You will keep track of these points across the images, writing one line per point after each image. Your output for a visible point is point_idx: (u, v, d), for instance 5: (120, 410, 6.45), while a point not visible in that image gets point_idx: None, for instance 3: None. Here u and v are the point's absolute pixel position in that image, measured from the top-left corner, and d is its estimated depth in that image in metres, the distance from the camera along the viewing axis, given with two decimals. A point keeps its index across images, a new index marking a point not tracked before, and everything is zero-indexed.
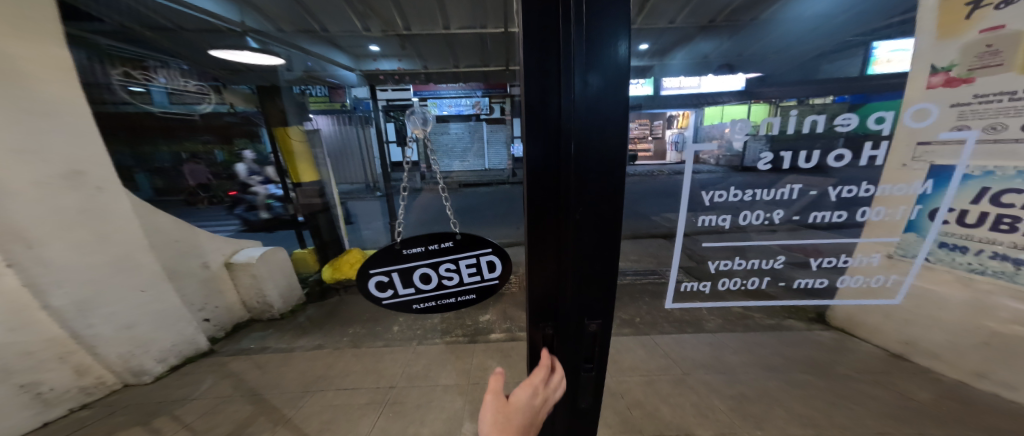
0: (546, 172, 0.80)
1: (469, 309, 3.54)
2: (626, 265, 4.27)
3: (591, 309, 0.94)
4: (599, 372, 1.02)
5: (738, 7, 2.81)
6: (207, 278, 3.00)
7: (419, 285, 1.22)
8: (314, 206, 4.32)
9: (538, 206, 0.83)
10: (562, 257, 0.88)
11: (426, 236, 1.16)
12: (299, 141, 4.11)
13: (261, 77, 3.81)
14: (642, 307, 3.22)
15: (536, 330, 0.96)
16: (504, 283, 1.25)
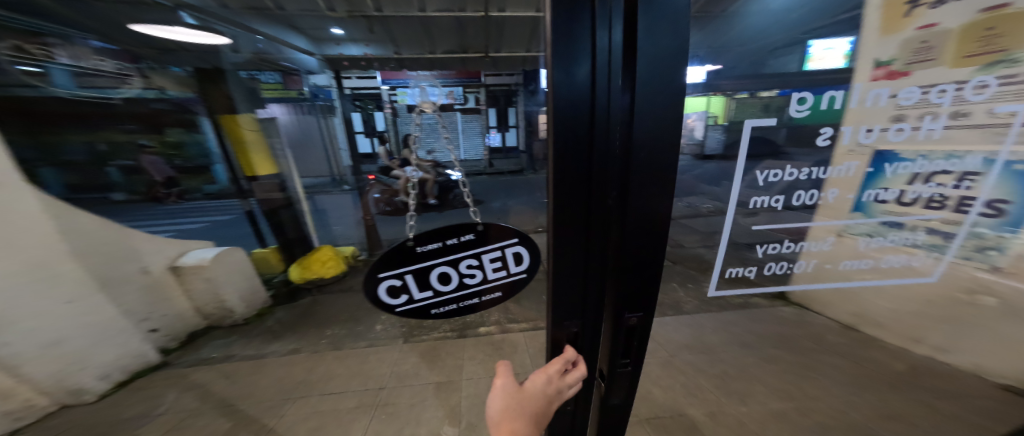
0: (575, 165, 0.78)
1: None
2: None
3: (636, 301, 0.90)
4: (635, 367, 1.03)
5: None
6: (145, 284, 2.55)
7: (439, 286, 1.11)
8: (274, 201, 3.98)
9: (572, 194, 0.81)
10: (589, 253, 0.89)
11: (443, 231, 1.05)
12: (252, 131, 3.74)
13: (198, 57, 3.34)
14: None
15: (560, 330, 0.98)
16: (531, 275, 1.17)
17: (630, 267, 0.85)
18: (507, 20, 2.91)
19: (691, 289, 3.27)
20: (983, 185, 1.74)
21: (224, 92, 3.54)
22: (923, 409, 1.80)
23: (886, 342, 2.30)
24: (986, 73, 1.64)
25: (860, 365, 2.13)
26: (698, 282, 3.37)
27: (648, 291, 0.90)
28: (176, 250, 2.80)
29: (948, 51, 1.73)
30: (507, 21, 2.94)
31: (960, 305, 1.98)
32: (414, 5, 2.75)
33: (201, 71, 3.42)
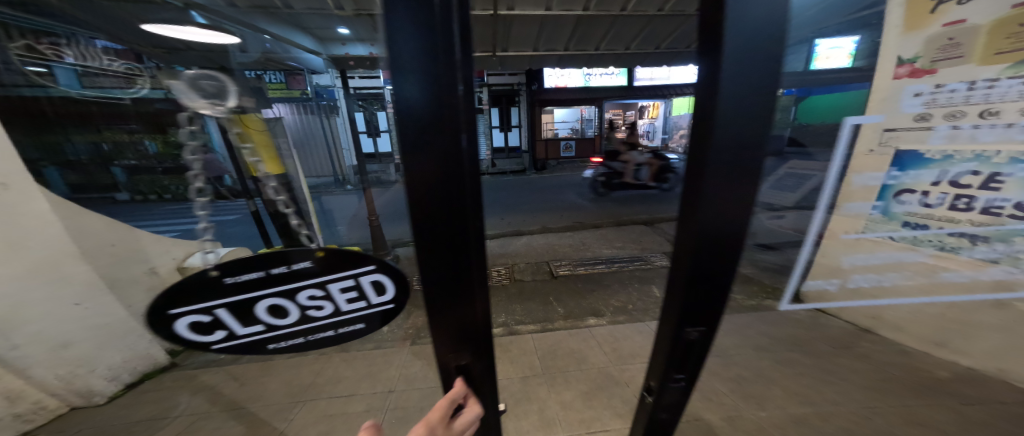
0: (433, 160, 0.53)
1: None
2: (611, 254, 4.42)
3: (699, 314, 0.71)
4: (689, 382, 0.84)
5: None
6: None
7: (267, 324, 0.87)
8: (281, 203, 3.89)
9: (435, 199, 0.56)
10: (468, 271, 0.64)
11: (253, 260, 0.80)
12: (258, 130, 3.51)
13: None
14: (633, 294, 3.42)
15: (448, 358, 0.76)
16: (402, 306, 0.93)
17: (692, 281, 0.67)
18: (513, 19, 2.74)
19: None
20: (1006, 187, 1.74)
21: None
22: (947, 412, 1.74)
23: (906, 346, 2.24)
24: (1016, 72, 1.64)
25: (880, 368, 2.08)
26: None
27: (711, 302, 0.70)
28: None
29: (976, 47, 1.72)
30: (514, 19, 2.75)
31: (988, 310, 1.91)
32: None
33: None
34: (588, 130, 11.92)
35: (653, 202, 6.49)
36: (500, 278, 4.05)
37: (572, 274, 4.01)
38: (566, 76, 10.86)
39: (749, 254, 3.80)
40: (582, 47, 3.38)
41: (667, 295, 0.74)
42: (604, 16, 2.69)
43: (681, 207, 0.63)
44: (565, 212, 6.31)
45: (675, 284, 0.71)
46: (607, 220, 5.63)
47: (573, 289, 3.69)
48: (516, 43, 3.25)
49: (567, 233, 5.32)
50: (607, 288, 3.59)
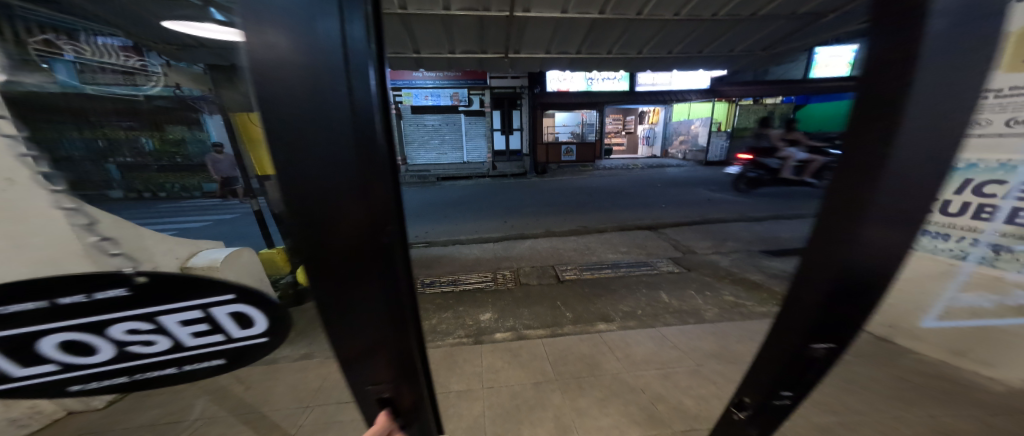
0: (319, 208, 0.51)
1: (467, 308, 3.49)
2: (617, 258, 4.40)
3: (837, 329, 0.57)
4: (796, 401, 0.67)
5: (725, 40, 3.04)
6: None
7: (66, 362, 0.90)
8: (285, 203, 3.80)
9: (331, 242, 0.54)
10: (385, 307, 0.61)
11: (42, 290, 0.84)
12: None
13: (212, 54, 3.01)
14: (641, 299, 3.40)
15: (370, 391, 0.69)
16: (273, 339, 0.91)
17: (842, 291, 0.53)
18: (529, 20, 2.74)
19: (710, 297, 3.22)
20: None
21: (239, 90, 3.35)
22: (973, 422, 1.73)
23: (924, 355, 2.24)
24: None
25: (901, 377, 2.07)
26: (716, 289, 3.33)
27: (854, 318, 0.56)
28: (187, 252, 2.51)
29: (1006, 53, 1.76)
30: (529, 21, 2.74)
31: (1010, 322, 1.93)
32: (445, 46, 3.22)
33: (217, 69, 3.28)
34: (589, 135, 12.22)
35: (655, 206, 6.51)
36: (506, 282, 4.01)
37: (579, 278, 3.98)
38: (568, 81, 10.96)
39: (756, 259, 3.79)
40: (593, 51, 3.39)
41: (783, 306, 0.61)
42: (619, 20, 2.70)
43: (818, 223, 0.51)
44: (567, 216, 6.29)
45: (800, 300, 0.58)
46: (611, 224, 5.65)
47: (580, 294, 3.66)
48: (529, 45, 3.25)
49: (571, 236, 5.30)
50: (615, 293, 3.57)
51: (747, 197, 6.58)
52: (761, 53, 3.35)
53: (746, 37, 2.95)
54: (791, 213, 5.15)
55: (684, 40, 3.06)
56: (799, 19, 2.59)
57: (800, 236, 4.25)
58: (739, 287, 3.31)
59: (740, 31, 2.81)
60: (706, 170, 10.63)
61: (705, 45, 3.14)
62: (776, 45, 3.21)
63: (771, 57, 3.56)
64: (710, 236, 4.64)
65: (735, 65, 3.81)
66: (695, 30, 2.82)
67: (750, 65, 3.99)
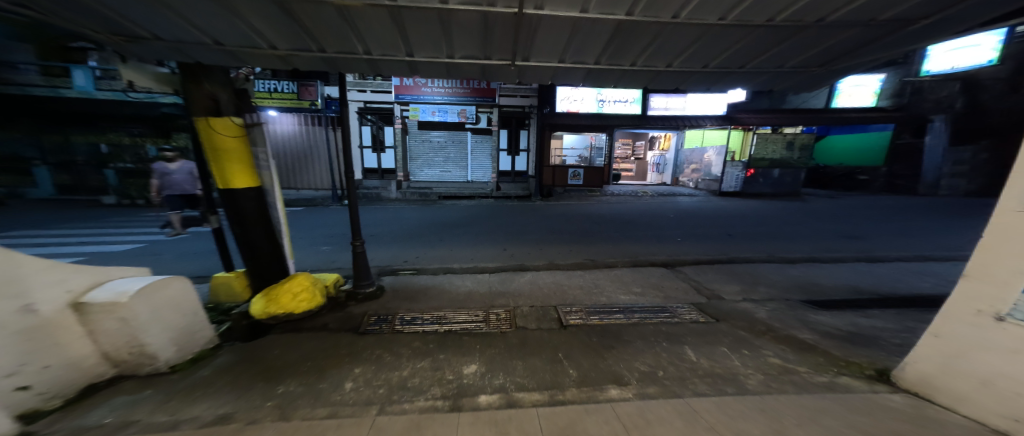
0: None
1: (449, 357, 2.87)
2: (630, 301, 3.78)
3: None
4: None
5: (776, 52, 2.64)
6: (23, 331, 1.75)
7: None
8: (251, 220, 3.33)
9: None
10: None
11: None
12: (234, 138, 3.03)
13: (172, 49, 2.51)
14: (660, 358, 2.71)
15: None
16: None
17: None
18: (542, 20, 2.33)
19: (751, 357, 2.53)
20: None
21: (209, 92, 2.97)
22: None
23: None
24: None
25: None
26: (754, 347, 2.67)
27: None
28: (89, 280, 2.13)
29: None
30: (541, 20, 2.32)
31: None
32: (442, 50, 2.83)
33: (185, 68, 2.92)
34: (598, 159, 11.42)
35: (670, 240, 5.95)
36: (501, 325, 3.40)
37: (585, 325, 3.36)
38: (577, 102, 10.77)
39: (799, 311, 3.13)
40: (615, 62, 3.01)
41: None
42: (650, 24, 2.32)
43: None
44: (573, 247, 5.75)
45: None
46: (622, 258, 5.09)
47: (586, 344, 3.03)
48: (541, 53, 2.86)
49: (577, 271, 4.71)
50: (629, 346, 2.92)
51: (772, 233, 6.00)
52: (815, 70, 2.93)
53: (804, 49, 2.56)
54: (828, 256, 4.46)
55: (725, 51, 2.65)
56: (877, 26, 2.20)
57: (848, 286, 3.52)
58: (785, 348, 2.60)
59: (800, 40, 2.41)
60: (721, 201, 10.06)
61: (749, 59, 2.76)
62: (836, 61, 2.80)
63: (825, 76, 3.13)
64: (737, 279, 4.03)
65: (778, 86, 3.44)
66: (743, 38, 2.42)
67: (792, 87, 3.59)
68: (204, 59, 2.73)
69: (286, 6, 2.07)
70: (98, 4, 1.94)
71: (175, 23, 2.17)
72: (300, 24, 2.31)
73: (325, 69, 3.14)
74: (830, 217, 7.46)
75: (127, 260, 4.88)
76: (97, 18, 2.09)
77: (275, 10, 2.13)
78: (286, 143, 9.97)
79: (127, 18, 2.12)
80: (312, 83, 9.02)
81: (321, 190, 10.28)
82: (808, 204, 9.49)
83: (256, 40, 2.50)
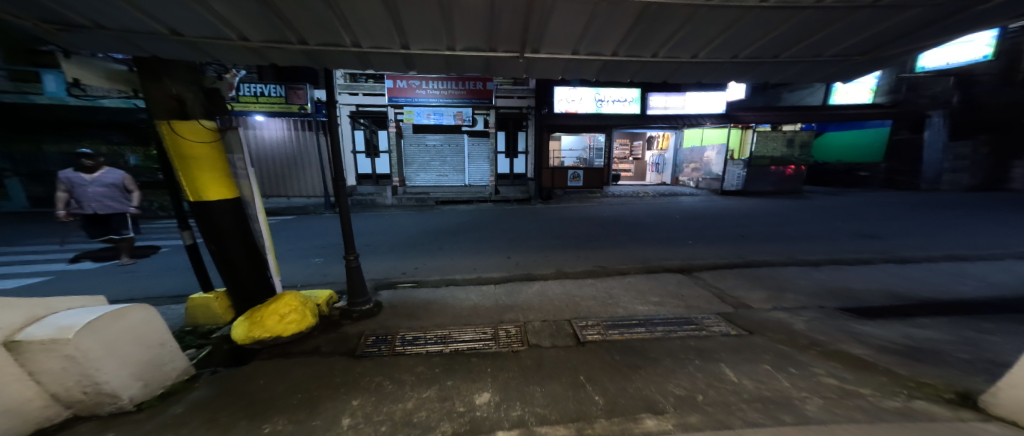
0: None
1: (461, 381, 2.49)
2: (650, 312, 3.47)
3: None
4: None
5: (820, 39, 2.49)
6: None
7: None
8: (227, 232, 3.06)
9: None
10: None
11: None
12: (204, 143, 2.80)
13: (122, 39, 2.21)
14: (695, 378, 2.37)
15: None
16: None
17: None
18: (557, 4, 2.02)
19: (801, 378, 2.24)
20: None
21: (172, 92, 2.67)
22: None
23: None
24: None
25: None
26: (801, 364, 2.41)
27: None
28: (21, 318, 1.78)
29: None
30: (556, 4, 2.01)
31: None
32: (443, 42, 2.53)
33: (143, 63, 2.62)
34: (597, 160, 11.52)
35: (682, 243, 5.73)
36: (511, 343, 3.03)
37: (604, 341, 2.98)
38: (576, 102, 10.57)
39: (841, 323, 2.94)
40: (635, 53, 2.76)
41: None
42: (683, 6, 2.04)
43: None
44: (581, 253, 5.48)
45: None
46: (634, 264, 4.82)
47: (608, 364, 2.62)
48: (552, 44, 2.57)
49: (588, 280, 4.42)
50: (658, 363, 2.58)
51: (786, 235, 5.87)
52: (858, 58, 2.82)
53: (851, 35, 2.40)
54: (854, 256, 4.63)
55: (764, 37, 2.44)
56: (944, 6, 2.02)
57: (882, 290, 3.59)
58: (837, 365, 2.35)
59: (850, 23, 2.21)
60: (724, 201, 9.91)
61: (786, 47, 2.62)
62: (881, 49, 2.70)
63: (869, 63, 3.00)
64: (763, 286, 3.82)
65: (814, 76, 3.39)
66: (787, 22, 2.20)
67: (824, 78, 3.48)
68: (160, 53, 2.49)
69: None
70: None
71: (120, 9, 1.86)
72: (274, 10, 1.98)
73: (308, 63, 2.83)
74: (839, 215, 7.33)
75: (100, 279, 4.47)
76: (24, 5, 1.79)
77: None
78: (275, 149, 9.52)
79: (62, 3, 1.79)
80: (300, 86, 8.73)
81: (312, 197, 9.86)
82: (812, 201, 9.40)
83: (226, 30, 2.19)
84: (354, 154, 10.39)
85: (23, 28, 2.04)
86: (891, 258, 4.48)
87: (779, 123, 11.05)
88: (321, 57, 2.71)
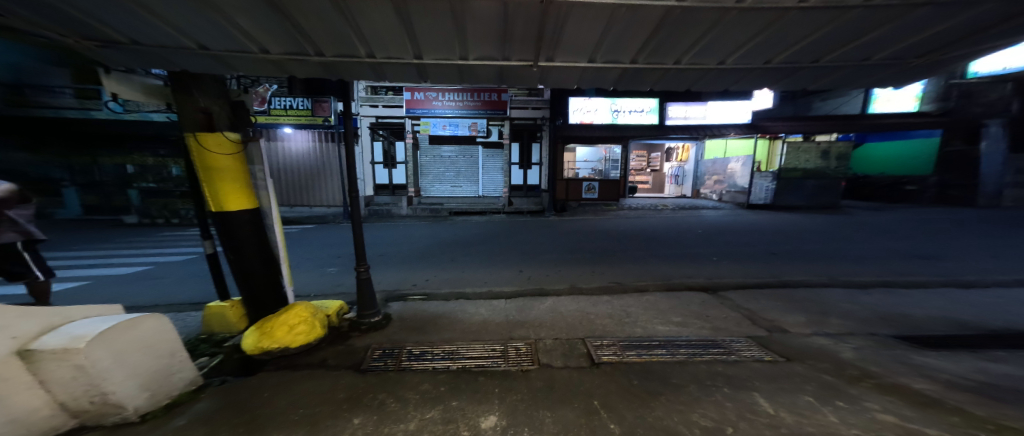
0: None
1: (466, 402, 2.34)
2: (671, 333, 3.20)
3: None
4: None
5: (864, 43, 2.31)
6: None
7: None
8: (245, 241, 3.12)
9: None
10: None
11: None
12: (227, 155, 2.89)
13: (153, 54, 2.34)
14: (724, 407, 2.10)
15: None
16: None
17: None
18: (573, 9, 1.94)
19: (851, 414, 1.94)
20: None
21: (200, 105, 2.80)
22: None
23: None
24: None
25: None
26: (851, 398, 2.10)
27: None
28: (38, 327, 1.86)
29: None
30: (571, 9, 1.94)
31: None
32: (455, 51, 2.52)
33: (175, 78, 2.76)
34: (612, 171, 11.26)
35: (705, 259, 5.39)
36: (521, 361, 2.86)
37: (621, 363, 2.74)
38: (591, 113, 10.40)
39: (898, 353, 2.59)
40: (656, 61, 2.65)
41: None
42: (709, 10, 1.92)
43: None
44: (595, 268, 5.25)
45: None
46: (654, 281, 4.55)
47: (624, 389, 2.38)
48: (567, 52, 2.51)
49: (603, 297, 4.19)
50: (681, 390, 2.32)
51: (823, 254, 5.41)
52: (913, 61, 2.59)
53: (904, 37, 2.21)
54: (908, 279, 4.15)
55: (803, 40, 2.26)
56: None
57: (945, 318, 3.15)
58: (896, 401, 2.03)
59: (905, 23, 2.01)
60: (751, 215, 9.37)
61: (828, 50, 2.42)
62: (940, 51, 2.46)
63: (925, 67, 2.75)
64: (801, 309, 3.48)
65: (859, 82, 3.14)
66: (829, 22, 2.02)
67: (870, 84, 3.22)
68: (189, 67, 2.62)
69: None
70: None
71: (149, 23, 1.95)
72: (292, 22, 2.02)
73: (324, 74, 2.90)
74: (883, 233, 6.72)
75: (131, 284, 4.68)
76: (65, 21, 1.92)
77: (261, 5, 1.82)
78: (300, 160, 9.96)
79: (98, 19, 1.90)
80: (325, 99, 9.18)
81: (332, 207, 10.17)
82: (851, 217, 8.71)
83: (246, 43, 2.27)
84: (373, 165, 10.69)
85: (65, 43, 2.20)
86: (951, 282, 3.99)
87: (811, 133, 10.44)
88: (335, 67, 2.77)
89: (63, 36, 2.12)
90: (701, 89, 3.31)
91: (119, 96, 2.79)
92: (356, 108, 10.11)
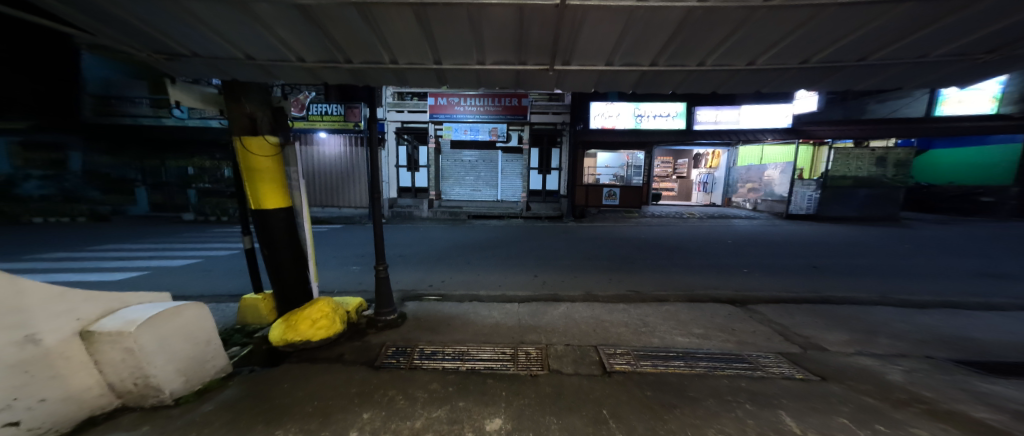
0: None
1: (473, 403, 2.32)
2: (691, 345, 3.02)
3: None
4: None
5: (915, 40, 2.11)
6: (23, 361, 1.69)
7: None
8: (279, 236, 3.35)
9: None
10: None
11: None
12: (266, 157, 3.13)
13: (209, 64, 2.60)
14: (745, 426, 1.91)
15: None
16: None
17: None
18: (588, 13, 1.93)
19: None
20: None
21: (247, 110, 3.07)
22: None
23: None
24: None
25: None
26: (893, 423, 1.86)
27: None
28: (99, 310, 2.09)
29: None
30: (588, 13, 1.93)
31: None
32: (473, 56, 2.57)
33: (228, 87, 3.05)
34: (636, 178, 10.77)
35: (734, 271, 5.06)
36: (531, 366, 2.81)
37: (635, 373, 2.60)
38: (613, 117, 10.32)
39: (958, 379, 2.27)
40: (678, 63, 2.55)
41: None
42: (736, 9, 1.83)
43: None
44: (614, 275, 5.10)
45: None
46: (676, 292, 4.31)
47: (636, 400, 2.26)
48: (583, 55, 2.48)
49: (620, 305, 4.04)
50: (698, 404, 2.16)
51: (871, 269, 4.90)
52: (980, 58, 2.30)
53: (961, 34, 2.01)
54: (976, 301, 3.64)
55: (842, 38, 2.10)
56: None
57: (1020, 344, 2.73)
58: (950, 430, 1.77)
59: (969, 16, 1.81)
60: (790, 226, 8.69)
61: (873, 48, 2.23)
62: (1012, 46, 2.18)
63: (997, 63, 2.43)
64: (842, 327, 3.16)
65: (916, 81, 2.83)
66: (876, 18, 1.85)
67: (928, 84, 2.90)
68: (239, 76, 2.88)
69: (296, 6, 1.88)
70: (131, 16, 1.96)
71: (206, 37, 2.19)
72: (323, 33, 2.18)
73: (353, 81, 3.10)
74: (946, 248, 5.97)
75: (183, 275, 5.16)
76: (139, 37, 2.20)
77: (296, 17, 1.99)
78: (334, 164, 10.58)
79: (165, 34, 2.16)
80: (356, 106, 9.86)
81: (360, 208, 10.68)
82: (909, 231, 7.82)
83: (286, 54, 2.48)
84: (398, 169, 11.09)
85: (138, 57, 2.50)
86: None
87: (863, 138, 9.61)
88: (362, 74, 2.92)
89: (139, 51, 2.42)
90: (731, 90, 3.15)
91: (182, 104, 3.12)
92: (383, 113, 10.62)
